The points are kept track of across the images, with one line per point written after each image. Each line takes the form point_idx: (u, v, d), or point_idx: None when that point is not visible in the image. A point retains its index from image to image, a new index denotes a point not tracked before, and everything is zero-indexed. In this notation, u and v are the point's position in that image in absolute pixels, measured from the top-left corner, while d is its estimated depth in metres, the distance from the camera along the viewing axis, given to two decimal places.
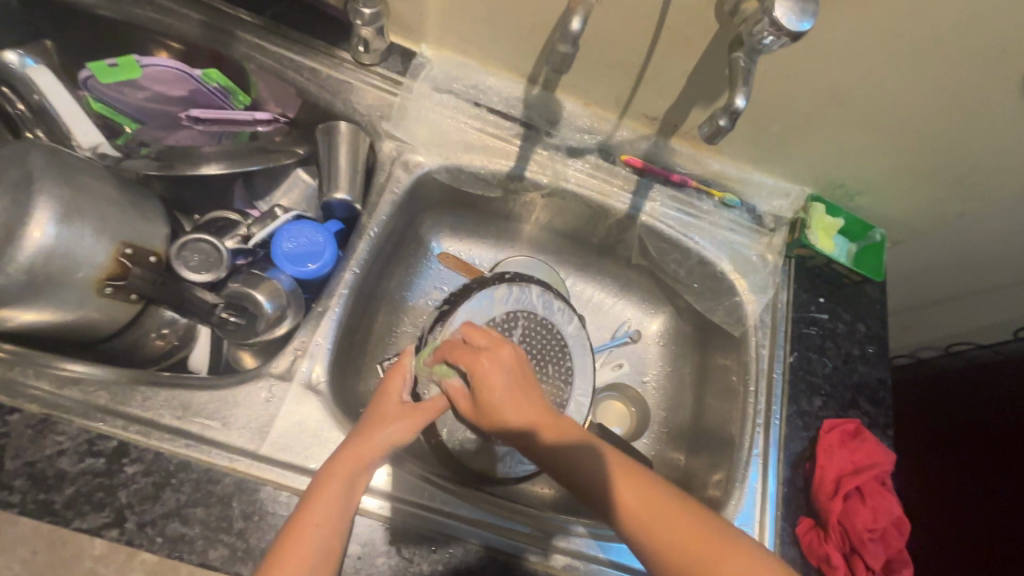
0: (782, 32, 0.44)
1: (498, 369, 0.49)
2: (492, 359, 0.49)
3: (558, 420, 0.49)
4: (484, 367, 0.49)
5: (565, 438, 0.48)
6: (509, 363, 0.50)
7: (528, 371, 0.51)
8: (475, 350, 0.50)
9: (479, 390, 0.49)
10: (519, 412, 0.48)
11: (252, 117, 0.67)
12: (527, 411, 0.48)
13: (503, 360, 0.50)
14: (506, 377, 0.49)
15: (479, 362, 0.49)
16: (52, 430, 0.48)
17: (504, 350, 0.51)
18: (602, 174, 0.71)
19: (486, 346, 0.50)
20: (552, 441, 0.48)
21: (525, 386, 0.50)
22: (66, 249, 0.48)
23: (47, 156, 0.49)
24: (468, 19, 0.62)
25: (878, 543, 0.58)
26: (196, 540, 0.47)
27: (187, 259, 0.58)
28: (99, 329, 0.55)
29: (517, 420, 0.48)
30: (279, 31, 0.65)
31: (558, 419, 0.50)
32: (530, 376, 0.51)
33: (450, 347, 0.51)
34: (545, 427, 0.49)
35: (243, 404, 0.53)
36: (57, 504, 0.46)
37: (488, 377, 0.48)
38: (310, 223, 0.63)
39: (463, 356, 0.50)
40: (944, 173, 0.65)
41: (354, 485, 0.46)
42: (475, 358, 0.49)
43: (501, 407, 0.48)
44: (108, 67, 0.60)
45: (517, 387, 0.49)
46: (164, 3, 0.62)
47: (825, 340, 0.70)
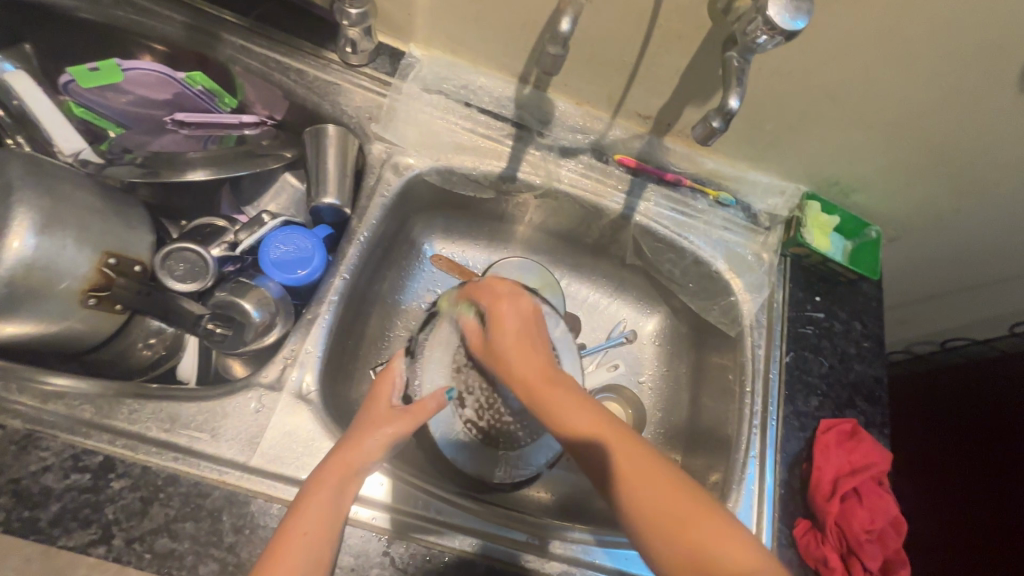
0: (775, 32, 0.43)
1: (513, 311, 0.56)
2: (510, 304, 0.56)
3: (556, 373, 0.52)
4: (503, 308, 0.56)
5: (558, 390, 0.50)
6: (522, 312, 0.56)
7: (540, 331, 0.57)
8: (496, 296, 0.57)
9: (491, 327, 0.56)
10: (523, 358, 0.53)
11: (239, 119, 0.65)
12: (530, 359, 0.53)
13: (521, 308, 0.56)
14: (518, 323, 0.55)
15: (500, 304, 0.56)
16: (36, 446, 0.47)
17: (525, 300, 0.57)
18: (595, 174, 0.70)
19: (506, 293, 0.58)
20: (541, 390, 0.50)
21: (533, 335, 0.55)
22: (46, 261, 0.46)
23: (26, 166, 0.48)
24: (456, 18, 0.61)
25: (875, 543, 0.58)
26: (186, 555, 0.46)
27: (172, 269, 0.57)
28: (84, 340, 0.54)
29: (517, 363, 0.52)
30: (265, 32, 0.64)
31: (554, 371, 0.52)
32: (540, 333, 0.56)
33: (476, 290, 0.59)
34: (538, 376, 0.51)
35: (233, 415, 0.52)
36: (42, 522, 0.45)
37: (502, 318, 0.56)
38: (299, 229, 0.62)
39: (485, 296, 0.57)
40: (939, 169, 0.64)
41: (344, 492, 0.46)
42: (497, 300, 0.57)
43: (504, 344, 0.54)
44: (87, 71, 0.58)
45: (525, 333, 0.55)
46: (146, 4, 0.61)
47: (821, 339, 0.69)
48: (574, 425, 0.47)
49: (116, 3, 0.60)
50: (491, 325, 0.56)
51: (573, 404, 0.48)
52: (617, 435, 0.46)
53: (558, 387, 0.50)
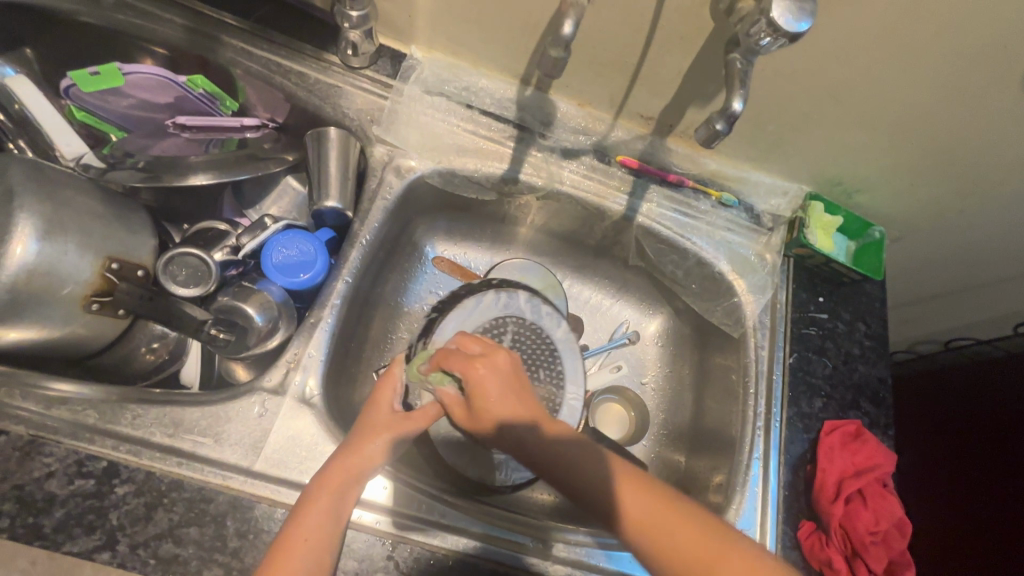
0: (779, 34, 0.43)
1: (492, 376, 0.49)
2: (488, 365, 0.50)
3: (555, 425, 0.50)
4: (480, 375, 0.49)
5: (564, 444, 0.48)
6: (503, 369, 0.50)
7: (525, 377, 0.52)
8: (471, 359, 0.50)
9: (474, 397, 0.49)
10: (516, 420, 0.48)
11: (240, 123, 0.65)
12: (522, 418, 0.49)
13: (499, 366, 0.50)
14: (500, 384, 0.49)
15: (474, 371, 0.49)
16: (40, 452, 0.47)
17: (500, 355, 0.51)
18: (597, 175, 0.70)
19: (479, 354, 0.51)
20: (551, 454, 0.47)
21: (520, 390, 0.50)
22: (49, 266, 0.46)
23: (27, 171, 0.47)
24: (458, 20, 0.61)
25: (880, 546, 0.58)
26: (190, 561, 0.46)
27: (175, 274, 0.57)
28: (86, 345, 0.54)
29: (517, 430, 0.48)
30: (265, 35, 0.64)
31: (552, 424, 0.50)
32: (527, 382, 0.51)
33: (446, 356, 0.51)
34: (535, 435, 0.48)
35: (236, 420, 0.52)
36: (47, 528, 0.45)
37: (484, 385, 0.49)
38: (300, 232, 0.61)
39: (457, 364, 0.50)
40: (943, 169, 0.64)
41: (345, 497, 0.46)
42: (470, 367, 0.49)
43: (498, 414, 0.48)
44: (89, 75, 0.58)
45: (513, 393, 0.50)
46: (146, 7, 0.60)
47: (825, 340, 0.69)
48: (592, 487, 0.46)
49: (117, 7, 0.60)
50: (475, 395, 0.49)
51: (588, 462, 0.47)
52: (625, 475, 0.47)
53: (565, 442, 0.48)
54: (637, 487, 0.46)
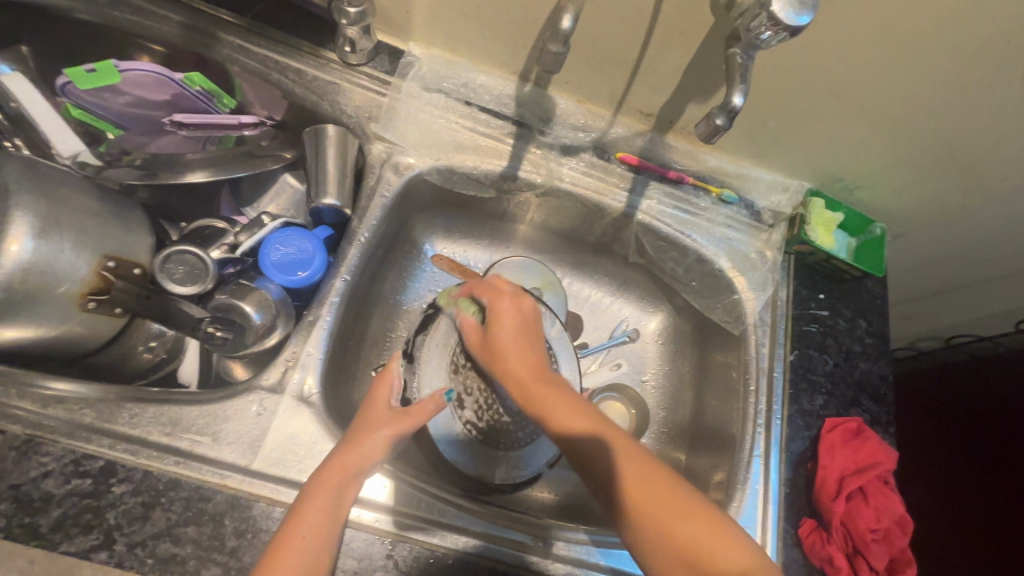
0: (780, 28, 0.43)
1: (512, 310, 0.56)
2: (512, 301, 0.57)
3: (552, 375, 0.52)
4: (502, 307, 0.56)
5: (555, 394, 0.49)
6: (524, 310, 0.56)
7: (539, 329, 0.57)
8: (498, 292, 0.57)
9: (494, 328, 0.55)
10: (520, 354, 0.53)
11: (238, 120, 0.65)
12: (525, 355, 0.53)
13: (522, 307, 0.56)
14: (517, 321, 0.55)
15: (500, 301, 0.56)
16: (36, 452, 0.47)
17: (527, 300, 0.58)
18: (597, 173, 0.70)
19: (507, 292, 0.58)
20: (536, 391, 0.50)
21: (532, 335, 0.55)
22: (44, 265, 0.46)
23: (22, 169, 0.47)
24: (456, 16, 0.60)
25: (881, 543, 0.58)
26: (188, 560, 0.46)
27: (172, 272, 0.57)
28: (83, 344, 0.54)
29: (516, 359, 0.52)
30: (262, 32, 0.63)
31: (549, 373, 0.52)
32: (540, 332, 0.56)
33: (479, 287, 0.58)
34: (533, 376, 0.51)
35: (234, 418, 0.52)
36: (44, 528, 0.45)
37: (502, 314, 0.55)
38: (299, 230, 0.61)
39: (487, 294, 0.57)
40: (945, 165, 0.64)
41: (343, 494, 0.46)
42: (498, 297, 0.57)
43: (506, 340, 0.53)
44: (85, 72, 0.57)
45: (524, 330, 0.55)
46: (142, 4, 0.60)
47: (826, 337, 0.69)
48: (564, 419, 0.47)
49: (112, 4, 0.59)
50: (494, 324, 0.55)
51: (570, 403, 0.48)
52: (618, 438, 0.46)
53: (554, 387, 0.50)
54: (631, 456, 0.45)
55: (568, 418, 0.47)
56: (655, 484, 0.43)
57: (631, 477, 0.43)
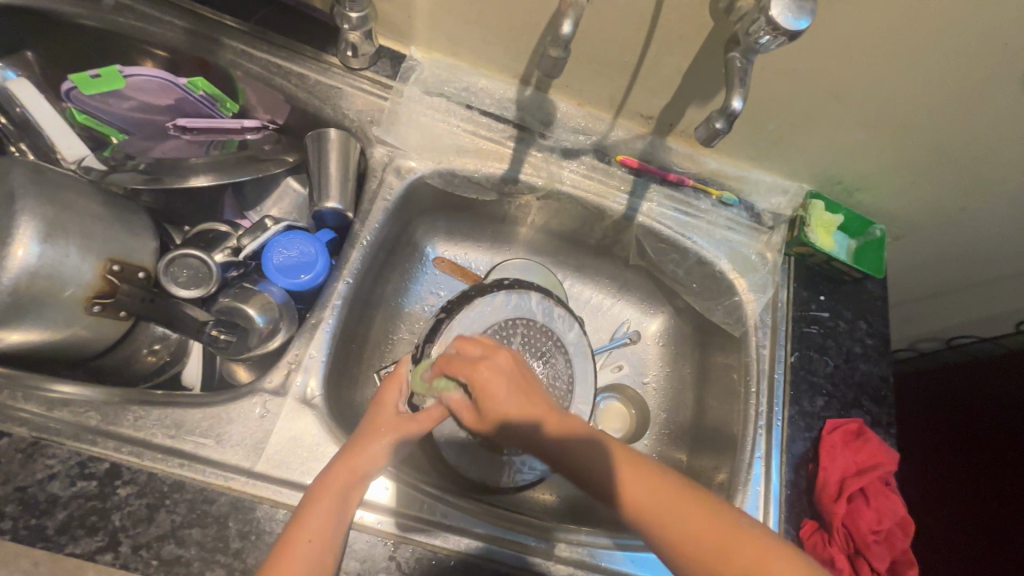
0: (778, 32, 0.43)
1: (495, 374, 0.47)
2: (489, 366, 0.47)
3: (574, 422, 0.48)
4: (482, 375, 0.47)
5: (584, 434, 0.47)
6: (507, 370, 0.48)
7: (530, 375, 0.49)
8: (471, 362, 0.48)
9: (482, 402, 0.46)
10: (531, 418, 0.46)
11: (240, 124, 0.65)
12: (537, 418, 0.46)
13: (502, 365, 0.48)
14: (506, 383, 0.47)
15: (476, 372, 0.47)
16: (42, 454, 0.47)
17: (502, 355, 0.49)
18: (597, 175, 0.70)
19: (479, 355, 0.49)
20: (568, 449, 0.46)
21: (530, 388, 0.48)
22: (51, 269, 0.47)
23: (29, 174, 0.48)
24: (457, 20, 0.61)
25: (883, 545, 0.58)
26: (193, 561, 0.46)
27: (176, 275, 0.57)
28: (88, 347, 0.54)
29: (529, 428, 0.46)
30: (265, 36, 0.64)
31: (568, 417, 0.48)
32: (535, 381, 0.49)
33: (449, 363, 0.49)
34: (554, 430, 0.47)
35: (237, 421, 0.52)
36: (50, 529, 0.45)
37: (488, 387, 0.46)
38: (301, 233, 0.62)
39: (462, 369, 0.48)
40: (945, 168, 0.64)
41: (347, 499, 0.46)
42: (471, 368, 0.47)
43: (508, 413, 0.46)
44: (90, 78, 0.58)
45: (522, 394, 0.47)
46: (146, 10, 0.61)
47: (827, 338, 0.69)
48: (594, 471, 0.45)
49: (117, 9, 0.60)
50: (481, 398, 0.47)
51: (592, 446, 0.46)
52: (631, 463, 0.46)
53: (575, 438, 0.47)
54: (645, 474, 0.45)
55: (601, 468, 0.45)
56: (676, 500, 0.44)
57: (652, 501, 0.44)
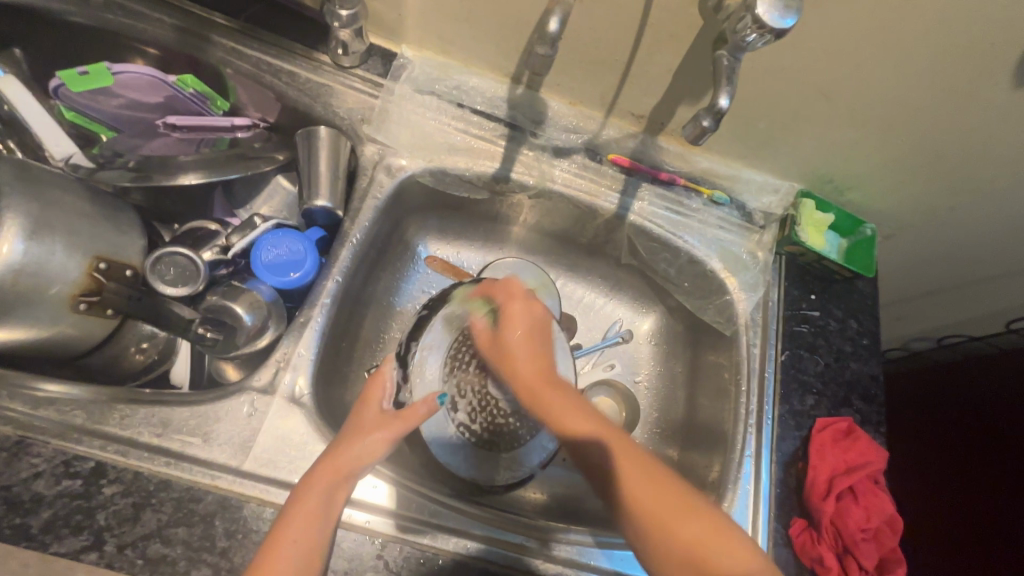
0: (765, 30, 0.43)
1: (524, 313, 0.56)
2: (524, 305, 0.57)
3: (558, 380, 0.53)
4: (513, 308, 0.57)
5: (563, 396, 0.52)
6: (536, 314, 0.57)
7: (548, 334, 0.58)
8: (511, 294, 0.58)
9: (503, 324, 0.56)
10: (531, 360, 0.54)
11: (230, 122, 0.65)
12: (534, 358, 0.54)
13: (533, 310, 0.57)
14: (529, 324, 0.56)
15: (511, 304, 0.57)
16: (27, 453, 0.47)
17: (538, 305, 0.58)
18: (589, 174, 0.70)
19: (520, 294, 0.58)
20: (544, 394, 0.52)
21: (542, 339, 0.56)
22: (35, 267, 0.46)
23: (14, 171, 0.47)
24: (447, 19, 0.61)
25: (871, 543, 0.58)
26: (178, 561, 0.46)
27: (163, 273, 0.57)
28: (75, 346, 0.54)
29: (524, 367, 0.54)
30: (255, 34, 0.63)
31: (554, 377, 0.54)
32: (550, 335, 0.57)
33: (496, 290, 0.59)
34: (538, 379, 0.53)
35: (225, 419, 0.52)
36: (34, 528, 0.45)
37: (513, 317, 0.56)
38: (291, 231, 0.61)
39: (501, 295, 0.58)
40: (934, 167, 0.64)
41: (332, 499, 0.46)
42: (509, 300, 0.57)
43: (517, 346, 0.54)
44: (77, 75, 0.58)
45: (535, 336, 0.56)
46: (136, 7, 0.60)
47: (817, 337, 0.69)
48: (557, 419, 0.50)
49: (106, 6, 0.60)
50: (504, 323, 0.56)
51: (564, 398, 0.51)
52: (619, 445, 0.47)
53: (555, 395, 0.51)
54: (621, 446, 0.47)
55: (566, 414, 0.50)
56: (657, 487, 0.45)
57: (643, 494, 0.44)
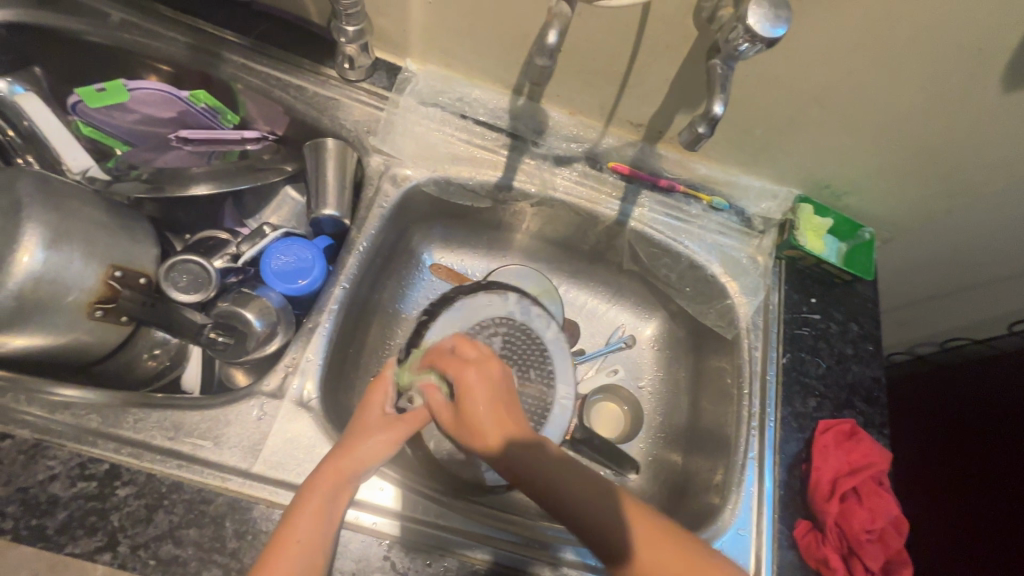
0: (756, 39, 0.44)
1: (482, 382, 0.50)
2: (480, 371, 0.51)
3: (540, 444, 0.50)
4: (470, 380, 0.50)
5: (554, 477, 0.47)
6: (495, 378, 0.51)
7: (513, 388, 0.53)
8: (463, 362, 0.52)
9: (467, 404, 0.50)
10: (504, 432, 0.49)
11: (241, 135, 0.67)
12: (508, 430, 0.49)
13: (489, 373, 0.51)
14: (490, 392, 0.50)
15: (466, 374, 0.51)
16: (44, 455, 0.49)
17: (493, 365, 0.52)
18: (590, 182, 0.71)
19: (473, 359, 0.52)
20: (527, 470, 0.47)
21: (507, 398, 0.51)
22: (54, 275, 0.48)
23: (35, 183, 0.49)
24: (450, 34, 0.63)
25: (876, 544, 0.58)
26: (189, 561, 0.47)
27: (176, 280, 0.59)
28: (92, 353, 0.56)
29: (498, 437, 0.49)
30: (264, 50, 0.66)
31: (530, 441, 0.49)
32: (515, 396, 0.52)
33: (443, 359, 0.53)
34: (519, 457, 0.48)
35: (235, 422, 0.53)
36: (50, 529, 0.46)
37: (473, 391, 0.50)
38: (298, 240, 0.63)
39: (451, 365, 0.52)
40: (928, 172, 0.65)
41: (337, 499, 0.47)
42: (463, 369, 0.51)
43: (486, 422, 0.49)
44: (96, 92, 0.61)
45: (498, 406, 0.50)
46: (151, 27, 0.63)
47: (818, 340, 0.70)
48: (542, 487, 0.47)
49: (123, 27, 0.62)
50: (466, 399, 0.50)
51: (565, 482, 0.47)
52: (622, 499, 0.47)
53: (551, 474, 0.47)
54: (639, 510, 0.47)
55: (537, 477, 0.47)
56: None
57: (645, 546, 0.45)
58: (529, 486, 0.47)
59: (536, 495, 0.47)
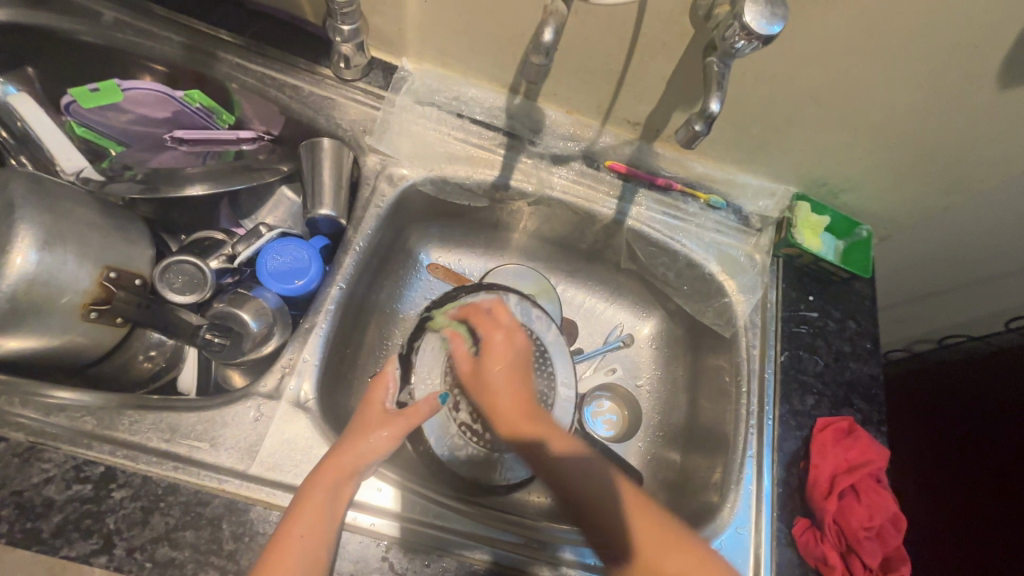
0: (752, 36, 0.44)
1: (507, 347, 0.59)
2: (506, 337, 0.60)
3: (540, 411, 0.57)
4: (498, 342, 0.59)
5: (550, 441, 0.54)
6: (519, 347, 0.60)
7: (529, 362, 0.61)
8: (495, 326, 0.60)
9: (488, 360, 0.58)
10: (514, 391, 0.57)
11: (237, 135, 0.67)
12: (516, 392, 0.57)
13: (515, 342, 0.60)
14: (512, 357, 0.59)
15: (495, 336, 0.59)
16: (39, 458, 0.48)
17: (518, 336, 0.61)
18: (587, 181, 0.71)
19: (504, 325, 0.61)
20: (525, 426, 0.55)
21: (519, 368, 0.59)
22: (48, 276, 0.48)
23: (28, 184, 0.49)
24: (446, 33, 0.62)
25: (874, 542, 0.58)
26: (186, 564, 0.47)
27: (172, 281, 0.59)
28: (87, 355, 0.55)
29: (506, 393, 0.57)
30: (259, 50, 0.65)
31: (531, 405, 0.57)
32: (529, 369, 0.60)
33: (475, 317, 0.61)
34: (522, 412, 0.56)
35: (232, 424, 0.53)
36: (45, 533, 0.46)
37: (498, 352, 0.59)
38: (295, 240, 0.63)
39: (484, 325, 0.60)
40: (925, 169, 0.65)
41: (339, 495, 0.47)
42: (492, 331, 0.60)
43: (500, 378, 0.57)
44: (89, 92, 0.60)
45: (514, 369, 0.59)
46: (145, 26, 0.63)
47: (816, 338, 0.70)
48: (533, 444, 0.54)
49: (117, 26, 0.62)
50: (489, 357, 0.58)
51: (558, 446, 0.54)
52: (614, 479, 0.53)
53: (548, 432, 0.55)
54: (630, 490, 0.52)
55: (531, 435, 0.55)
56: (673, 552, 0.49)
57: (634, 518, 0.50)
58: (522, 439, 0.55)
59: (525, 449, 0.55)
